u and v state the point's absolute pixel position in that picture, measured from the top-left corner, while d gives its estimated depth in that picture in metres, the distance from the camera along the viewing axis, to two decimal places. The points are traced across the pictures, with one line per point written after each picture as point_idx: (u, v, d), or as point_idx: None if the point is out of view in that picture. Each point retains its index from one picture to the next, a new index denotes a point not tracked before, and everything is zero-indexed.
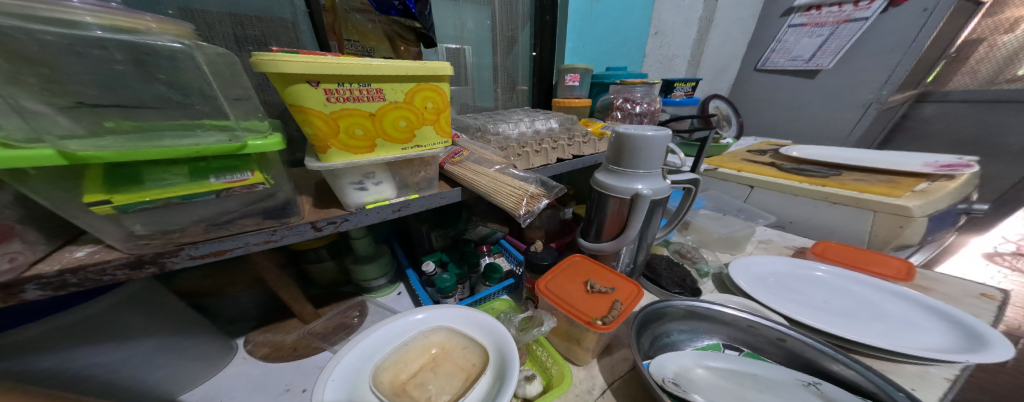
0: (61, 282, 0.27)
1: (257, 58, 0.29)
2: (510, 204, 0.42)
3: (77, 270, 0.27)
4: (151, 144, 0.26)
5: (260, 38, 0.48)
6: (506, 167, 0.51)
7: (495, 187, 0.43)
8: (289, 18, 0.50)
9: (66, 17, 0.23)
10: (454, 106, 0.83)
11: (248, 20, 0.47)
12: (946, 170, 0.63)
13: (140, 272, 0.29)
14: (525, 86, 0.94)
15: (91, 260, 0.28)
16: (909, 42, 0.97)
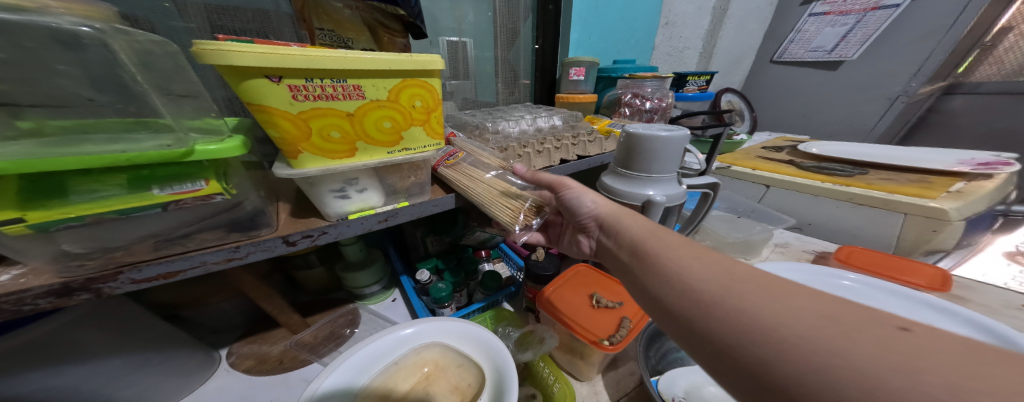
0: None
1: (199, 47, 0.25)
2: (504, 217, 0.37)
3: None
4: (72, 152, 0.22)
5: (244, 32, 0.45)
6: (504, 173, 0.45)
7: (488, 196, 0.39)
8: (270, 7, 0.45)
9: None
10: (453, 101, 0.79)
11: (225, 9, 0.43)
12: (982, 169, 0.57)
13: (69, 300, 0.25)
14: (526, 80, 0.90)
15: (16, 286, 0.24)
16: (943, 30, 0.90)
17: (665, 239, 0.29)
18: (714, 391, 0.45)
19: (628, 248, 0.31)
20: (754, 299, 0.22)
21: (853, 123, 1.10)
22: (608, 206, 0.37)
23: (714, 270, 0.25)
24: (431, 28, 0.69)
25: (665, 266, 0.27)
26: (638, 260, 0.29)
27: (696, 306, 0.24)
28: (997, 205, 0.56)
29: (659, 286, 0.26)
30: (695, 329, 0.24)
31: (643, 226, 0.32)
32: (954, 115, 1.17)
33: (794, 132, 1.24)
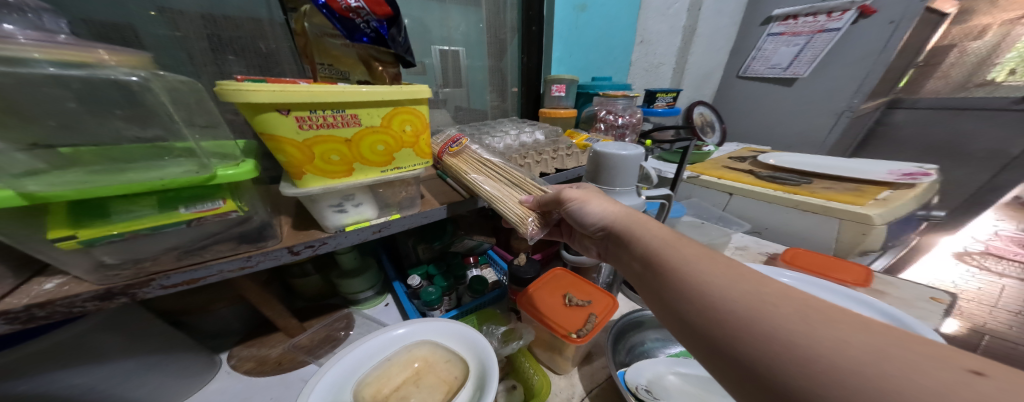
0: (29, 316, 0.27)
1: (222, 88, 0.29)
2: (513, 218, 0.41)
3: (46, 303, 0.27)
4: (115, 179, 0.26)
5: (236, 39, 0.49)
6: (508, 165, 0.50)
7: (494, 194, 0.45)
8: (265, 17, 0.50)
9: (11, 55, 0.22)
10: (448, 107, 0.84)
11: (223, 20, 0.47)
12: (907, 179, 0.65)
13: (110, 303, 0.29)
14: (514, 88, 0.95)
15: (61, 292, 0.28)
16: (878, 53, 1.00)
17: (687, 256, 0.31)
18: (673, 379, 0.51)
19: (647, 263, 0.33)
20: (781, 324, 0.24)
21: (808, 136, 1.20)
22: (621, 217, 0.38)
23: (740, 292, 0.27)
24: (423, 42, 0.74)
25: (689, 284, 0.29)
26: (660, 276, 0.31)
27: (721, 326, 0.26)
28: (919, 210, 0.64)
29: (685, 304, 0.28)
30: (718, 346, 0.26)
31: (665, 239, 0.33)
32: (899, 127, 1.29)
33: (759, 142, 1.33)
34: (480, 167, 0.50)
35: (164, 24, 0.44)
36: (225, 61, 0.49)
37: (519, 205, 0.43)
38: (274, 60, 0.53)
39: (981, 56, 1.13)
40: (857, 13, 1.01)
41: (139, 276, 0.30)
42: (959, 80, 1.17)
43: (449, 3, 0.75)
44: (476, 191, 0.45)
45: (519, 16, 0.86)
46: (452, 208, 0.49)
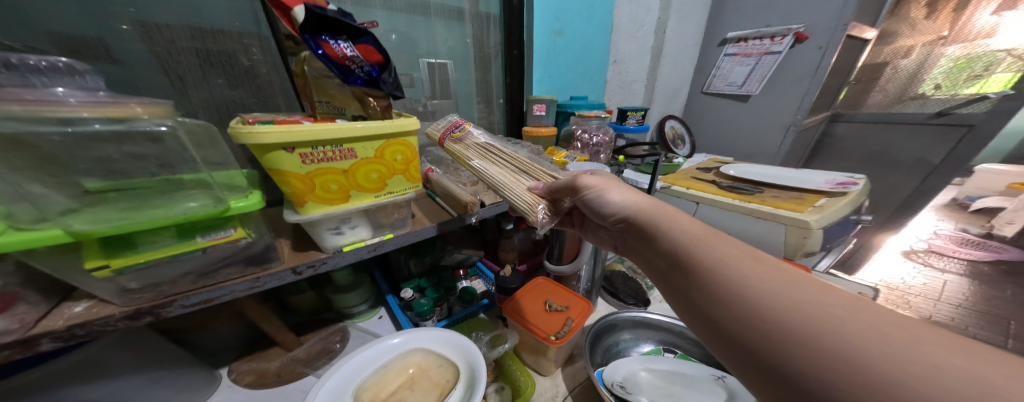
0: (70, 334, 0.32)
1: (236, 132, 0.34)
2: (523, 206, 0.47)
3: (84, 323, 0.32)
4: (144, 217, 0.31)
5: (221, 55, 0.52)
6: (516, 153, 0.55)
7: (503, 180, 0.50)
8: (255, 31, 0.54)
9: (65, 115, 0.27)
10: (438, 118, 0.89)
11: (212, 33, 0.51)
12: (839, 188, 0.76)
13: (137, 321, 0.35)
14: (500, 100, 1.00)
15: (94, 314, 0.33)
16: (811, 77, 1.13)
17: (720, 249, 0.34)
18: (644, 375, 0.56)
19: (676, 256, 0.36)
20: (790, 310, 0.28)
21: (764, 148, 1.31)
22: (645, 212, 0.41)
23: (769, 282, 0.30)
24: (409, 54, 0.79)
25: (718, 275, 0.32)
26: (691, 267, 0.34)
27: (751, 324, 0.30)
28: (850, 215, 0.74)
29: (713, 292, 0.32)
30: (730, 327, 0.31)
31: (699, 234, 0.36)
32: (842, 138, 1.43)
33: (723, 154, 1.45)
34: (485, 153, 0.54)
35: (132, 36, 0.46)
36: (205, 73, 0.52)
37: (529, 192, 0.49)
38: (253, 74, 0.56)
39: (911, 71, 1.27)
40: (794, 39, 1.13)
41: (161, 298, 0.36)
42: (895, 93, 1.31)
43: (434, 17, 0.80)
44: (485, 179, 0.50)
45: (501, 39, 0.92)
46: (441, 227, 0.54)
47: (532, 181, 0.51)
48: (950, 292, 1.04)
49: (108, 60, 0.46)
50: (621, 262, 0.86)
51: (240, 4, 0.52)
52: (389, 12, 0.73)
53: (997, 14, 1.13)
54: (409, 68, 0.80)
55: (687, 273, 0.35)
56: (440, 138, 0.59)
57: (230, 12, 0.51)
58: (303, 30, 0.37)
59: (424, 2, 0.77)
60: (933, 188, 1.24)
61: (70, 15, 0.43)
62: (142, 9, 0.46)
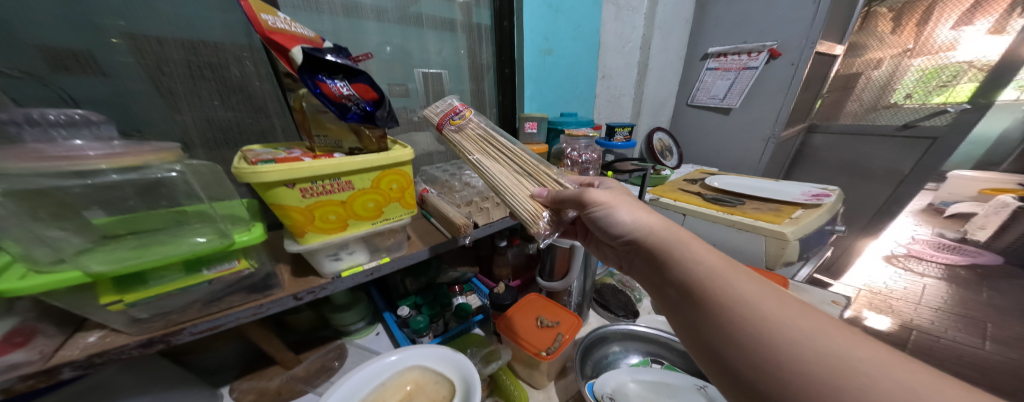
0: (90, 363, 0.35)
1: (240, 172, 0.36)
2: (526, 215, 0.47)
3: (101, 353, 0.35)
4: (156, 255, 0.34)
5: (211, 65, 0.53)
6: (517, 151, 0.54)
7: (505, 182, 0.50)
8: (246, 43, 0.55)
9: (83, 167, 0.28)
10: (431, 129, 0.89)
11: (202, 45, 0.52)
12: (813, 200, 0.81)
13: (149, 349, 0.38)
14: (493, 109, 1.02)
15: (109, 344, 0.36)
16: (785, 91, 1.20)
17: (736, 283, 0.36)
18: (632, 386, 0.58)
19: (685, 285, 0.39)
20: (793, 350, 0.31)
21: (746, 158, 1.36)
22: (657, 241, 0.43)
23: (781, 320, 0.33)
24: (402, 64, 0.81)
25: (732, 309, 0.35)
26: (701, 298, 0.37)
27: (752, 357, 0.33)
28: (825, 226, 0.78)
29: (723, 326, 0.35)
30: (732, 358, 0.34)
31: (717, 267, 0.38)
32: (818, 149, 1.48)
33: (708, 165, 1.50)
34: (485, 147, 0.54)
35: (122, 50, 0.48)
36: (195, 83, 0.53)
37: (531, 200, 0.49)
38: (241, 86, 0.56)
39: (882, 82, 1.33)
40: (768, 56, 1.20)
41: (171, 327, 0.39)
42: (870, 102, 1.36)
43: (427, 28, 0.82)
44: (486, 179, 0.51)
45: (493, 56, 0.95)
46: (433, 248, 0.57)
47: (535, 187, 0.52)
48: (930, 295, 1.12)
49: (97, 73, 0.47)
50: (612, 275, 0.90)
51: (234, 18, 0.53)
52: (381, 23, 0.75)
53: (957, 29, 1.20)
54: (404, 78, 0.82)
55: (698, 302, 0.37)
56: (438, 124, 0.56)
57: (222, 24, 0.53)
58: (301, 72, 0.40)
59: (416, 14, 0.79)
60: (906, 195, 1.29)
61: (63, 30, 0.44)
62: (133, 23, 0.48)
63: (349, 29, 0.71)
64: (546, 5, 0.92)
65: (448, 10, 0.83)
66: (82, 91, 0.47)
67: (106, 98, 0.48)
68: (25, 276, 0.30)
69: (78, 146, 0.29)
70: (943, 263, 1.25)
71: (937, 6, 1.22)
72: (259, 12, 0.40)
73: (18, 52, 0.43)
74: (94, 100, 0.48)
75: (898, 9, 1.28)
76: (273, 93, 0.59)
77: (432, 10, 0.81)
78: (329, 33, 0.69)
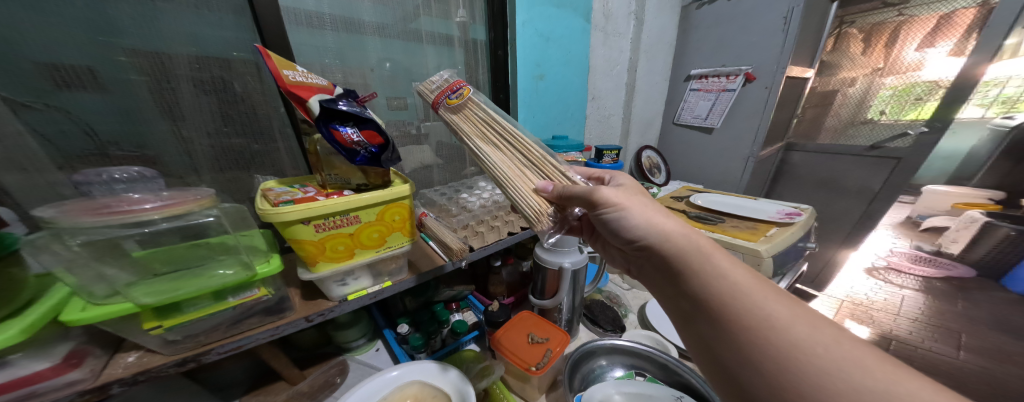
0: (134, 380, 0.41)
1: (265, 214, 0.42)
2: (530, 213, 0.48)
3: (143, 371, 0.41)
4: (192, 287, 0.40)
5: (213, 79, 0.59)
6: (522, 138, 0.53)
7: (508, 176, 0.51)
8: (254, 60, 0.61)
9: (141, 218, 0.34)
10: (432, 143, 0.92)
11: (208, 60, 0.58)
12: (785, 219, 0.87)
13: (183, 367, 0.43)
14: None
15: (148, 364, 0.42)
16: (761, 112, 1.27)
17: (763, 305, 0.37)
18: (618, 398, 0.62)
19: (704, 303, 0.40)
20: (819, 374, 0.33)
21: (729, 176, 1.43)
22: (672, 250, 0.43)
23: (811, 345, 0.34)
24: (404, 79, 0.83)
25: (756, 333, 0.36)
26: (724, 317, 0.38)
27: (771, 379, 0.35)
28: (798, 243, 0.84)
29: (746, 348, 0.36)
30: (746, 377, 0.36)
31: (745, 286, 0.39)
32: (797, 166, 1.58)
33: (695, 182, 1.57)
34: (483, 129, 0.53)
35: (128, 67, 0.52)
36: (198, 98, 0.58)
37: (535, 195, 0.50)
38: (253, 117, 0.64)
39: (858, 98, 1.42)
40: (744, 80, 1.29)
41: (200, 347, 0.44)
42: (847, 117, 1.45)
43: (426, 46, 0.86)
44: (487, 169, 0.51)
45: (487, 77, 1.00)
46: (420, 277, 0.61)
47: (539, 181, 0.52)
48: (908, 306, 1.30)
49: (96, 88, 0.51)
50: (601, 292, 0.95)
51: (242, 38, 0.60)
52: (382, 38, 0.78)
53: (922, 50, 1.26)
54: (404, 93, 0.84)
55: (719, 321, 0.38)
56: (434, 102, 0.55)
57: (229, 42, 0.59)
58: (318, 121, 0.45)
59: (417, 31, 0.83)
60: (877, 212, 1.35)
61: (71, 50, 0.49)
62: (136, 40, 0.52)
63: (352, 48, 0.74)
64: (537, 35, 0.98)
65: (446, 26, 0.88)
66: (85, 108, 0.51)
67: (108, 112, 0.52)
68: (86, 307, 0.37)
69: (138, 200, 0.35)
70: (920, 276, 1.39)
71: (902, 29, 1.31)
72: (283, 68, 0.46)
73: (20, 69, 0.46)
74: (96, 114, 0.51)
75: (867, 31, 1.37)
76: (286, 129, 0.67)
77: (432, 27, 0.86)
78: (332, 51, 0.72)
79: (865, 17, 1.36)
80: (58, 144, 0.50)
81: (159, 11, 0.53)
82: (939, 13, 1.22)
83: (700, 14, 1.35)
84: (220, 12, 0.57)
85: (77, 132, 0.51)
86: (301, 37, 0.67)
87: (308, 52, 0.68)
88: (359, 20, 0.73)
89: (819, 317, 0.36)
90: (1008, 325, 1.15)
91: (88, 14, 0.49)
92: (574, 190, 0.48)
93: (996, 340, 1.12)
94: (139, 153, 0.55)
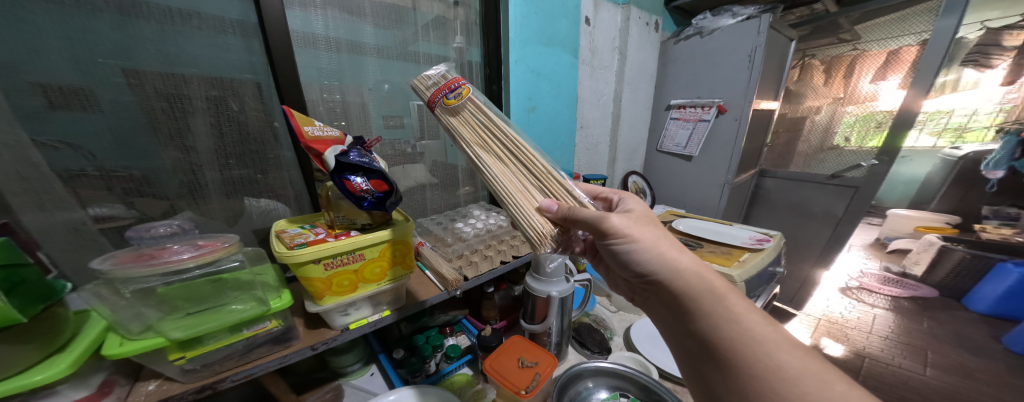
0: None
1: (282, 257, 0.48)
2: (534, 234, 0.49)
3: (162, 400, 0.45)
4: (214, 321, 0.45)
5: (214, 97, 0.64)
6: (529, 153, 0.55)
7: (512, 191, 0.52)
8: (256, 79, 0.67)
9: (178, 266, 0.41)
10: (427, 163, 0.98)
11: (218, 81, 0.64)
12: (756, 244, 0.95)
13: (198, 395, 0.48)
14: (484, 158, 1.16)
15: (167, 392, 0.46)
16: (733, 143, 1.38)
17: (772, 355, 0.42)
18: None
19: (715, 347, 0.45)
20: None
21: (710, 200, 1.51)
22: (684, 290, 0.49)
23: (818, 398, 0.39)
24: (402, 99, 0.88)
25: (763, 380, 0.41)
26: (732, 362, 0.44)
27: None
28: (768, 267, 0.91)
29: (751, 395, 0.41)
30: None
31: (758, 334, 0.44)
32: (770, 191, 1.72)
33: (678, 206, 1.66)
34: (483, 140, 0.56)
35: (124, 88, 0.56)
36: (203, 119, 0.64)
37: (540, 215, 0.51)
38: (260, 150, 0.71)
39: (824, 125, 1.57)
40: (716, 112, 1.40)
41: (215, 375, 0.49)
42: (818, 143, 1.59)
43: (423, 64, 0.91)
44: (489, 183, 0.52)
45: None
46: (412, 308, 0.65)
47: (544, 199, 0.53)
48: (879, 325, 1.54)
49: (92, 108, 0.55)
50: (589, 315, 1.00)
51: (252, 63, 0.66)
52: (381, 59, 0.82)
53: (875, 83, 1.41)
54: (401, 112, 0.89)
55: (725, 365, 0.44)
56: (429, 100, 0.57)
57: (237, 66, 0.65)
58: (333, 173, 0.51)
59: (415, 52, 0.88)
60: (843, 234, 1.50)
61: (65, 71, 0.52)
62: (132, 60, 0.56)
63: (352, 67, 0.78)
64: (529, 71, 1.06)
65: (442, 49, 0.93)
66: (72, 124, 0.54)
67: (100, 133, 0.56)
68: (122, 343, 0.42)
69: (176, 252, 0.44)
70: (889, 295, 1.77)
71: (857, 63, 1.47)
72: (304, 124, 0.52)
73: (21, 89, 0.50)
74: (87, 134, 0.55)
75: (828, 63, 1.54)
76: (288, 156, 0.74)
77: (430, 50, 0.91)
78: (327, 70, 0.75)
79: (824, 51, 1.53)
80: (50, 160, 0.53)
81: (179, 38, 0.59)
82: (889, 50, 1.36)
83: (677, 48, 1.47)
84: (230, 34, 0.63)
85: (75, 154, 0.54)
86: (306, 59, 0.72)
87: (309, 73, 0.73)
88: (362, 43, 0.78)
89: (827, 371, 0.41)
90: (972, 347, 1.40)
91: (76, 34, 0.52)
92: (581, 214, 0.50)
93: (958, 357, 1.36)
94: (126, 172, 0.58)
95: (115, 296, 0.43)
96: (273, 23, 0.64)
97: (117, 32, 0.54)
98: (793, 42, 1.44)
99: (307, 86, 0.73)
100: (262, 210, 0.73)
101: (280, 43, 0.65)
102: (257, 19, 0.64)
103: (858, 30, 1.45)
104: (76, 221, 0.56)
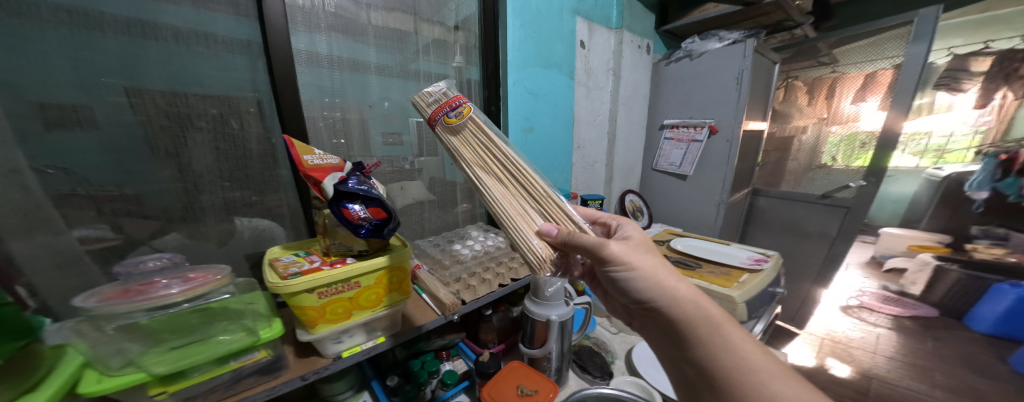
0: None
1: (274, 287, 0.47)
2: (533, 258, 0.48)
3: None
4: (201, 354, 0.43)
5: (216, 115, 0.64)
6: (529, 177, 0.55)
7: (511, 214, 0.52)
8: (254, 97, 0.67)
9: (167, 301, 0.42)
10: (424, 179, 0.97)
11: (217, 99, 0.64)
12: (755, 265, 0.95)
13: None
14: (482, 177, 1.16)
15: None
16: (725, 163, 1.41)
17: (768, 383, 0.41)
18: None
19: (712, 374, 0.44)
20: None
21: (706, 219, 1.52)
22: (680, 316, 0.48)
23: None
24: (401, 116, 0.88)
25: None
26: (729, 389, 0.42)
27: None
28: (768, 288, 0.91)
29: None
30: None
31: (754, 362, 0.43)
32: (764, 209, 1.75)
33: (676, 224, 1.66)
34: (483, 162, 0.56)
35: (124, 107, 0.56)
36: (202, 138, 0.63)
37: (540, 239, 0.51)
38: (258, 171, 0.70)
39: (810, 145, 1.59)
40: (709, 132, 1.43)
41: None
42: (806, 162, 1.61)
43: (422, 82, 0.92)
44: (488, 206, 0.52)
45: None
46: (406, 335, 0.63)
47: (543, 223, 0.53)
48: (882, 345, 1.53)
49: (90, 126, 0.54)
50: (589, 338, 0.98)
51: (256, 82, 0.67)
52: (381, 77, 0.83)
53: (857, 104, 1.44)
54: (400, 129, 0.89)
55: (722, 392, 0.43)
56: (430, 117, 0.57)
57: (239, 84, 0.65)
58: (332, 201, 0.51)
59: (415, 70, 0.89)
60: (839, 253, 1.50)
61: (67, 91, 0.52)
62: (135, 81, 0.56)
63: (353, 85, 0.79)
64: (528, 92, 1.08)
65: (441, 68, 0.95)
66: (69, 145, 0.53)
67: (98, 152, 0.55)
68: (101, 379, 0.40)
69: (165, 287, 0.44)
70: (891, 315, 1.75)
71: (838, 84, 1.50)
72: (303, 153, 0.52)
73: (20, 113, 0.49)
74: (82, 154, 0.54)
75: (810, 84, 1.56)
76: (285, 175, 0.73)
77: (429, 68, 0.92)
78: (327, 88, 0.75)
79: (806, 72, 1.56)
80: (43, 183, 0.52)
81: (184, 58, 0.59)
82: (866, 72, 1.40)
83: (669, 70, 1.52)
84: (232, 53, 0.64)
85: (70, 180, 0.54)
86: (309, 78, 0.73)
87: (310, 91, 0.73)
88: (364, 62, 0.79)
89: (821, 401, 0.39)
90: (974, 366, 1.39)
91: (78, 58, 0.52)
92: (580, 239, 0.49)
93: (965, 379, 1.34)
94: (117, 191, 0.57)
95: (96, 332, 0.41)
96: (277, 45, 0.65)
97: (124, 54, 0.55)
98: (776, 66, 1.49)
99: (307, 103, 0.73)
100: (252, 230, 0.71)
101: (282, 64, 0.66)
102: (262, 39, 0.65)
103: (836, 53, 1.47)
104: (65, 247, 0.54)
